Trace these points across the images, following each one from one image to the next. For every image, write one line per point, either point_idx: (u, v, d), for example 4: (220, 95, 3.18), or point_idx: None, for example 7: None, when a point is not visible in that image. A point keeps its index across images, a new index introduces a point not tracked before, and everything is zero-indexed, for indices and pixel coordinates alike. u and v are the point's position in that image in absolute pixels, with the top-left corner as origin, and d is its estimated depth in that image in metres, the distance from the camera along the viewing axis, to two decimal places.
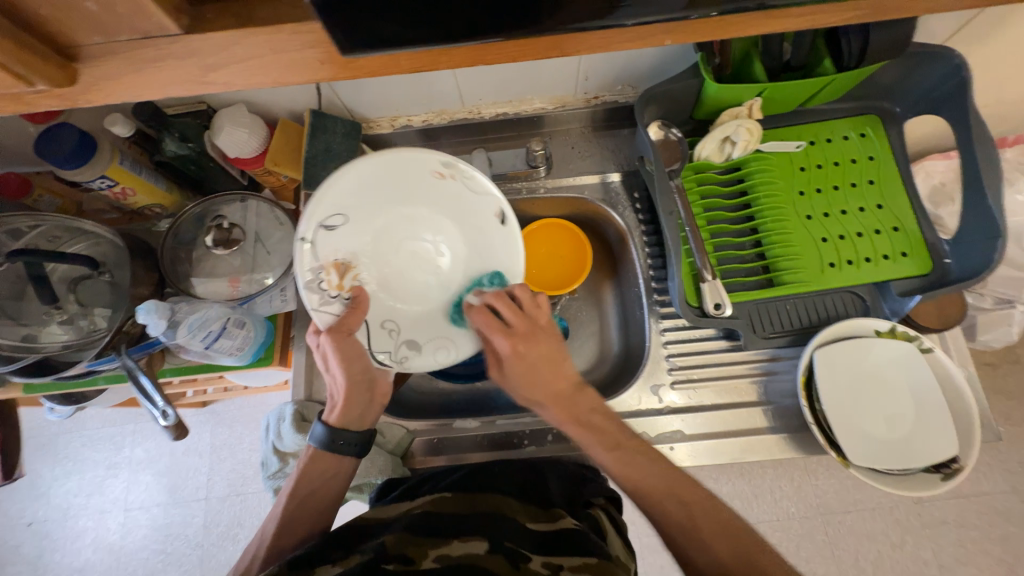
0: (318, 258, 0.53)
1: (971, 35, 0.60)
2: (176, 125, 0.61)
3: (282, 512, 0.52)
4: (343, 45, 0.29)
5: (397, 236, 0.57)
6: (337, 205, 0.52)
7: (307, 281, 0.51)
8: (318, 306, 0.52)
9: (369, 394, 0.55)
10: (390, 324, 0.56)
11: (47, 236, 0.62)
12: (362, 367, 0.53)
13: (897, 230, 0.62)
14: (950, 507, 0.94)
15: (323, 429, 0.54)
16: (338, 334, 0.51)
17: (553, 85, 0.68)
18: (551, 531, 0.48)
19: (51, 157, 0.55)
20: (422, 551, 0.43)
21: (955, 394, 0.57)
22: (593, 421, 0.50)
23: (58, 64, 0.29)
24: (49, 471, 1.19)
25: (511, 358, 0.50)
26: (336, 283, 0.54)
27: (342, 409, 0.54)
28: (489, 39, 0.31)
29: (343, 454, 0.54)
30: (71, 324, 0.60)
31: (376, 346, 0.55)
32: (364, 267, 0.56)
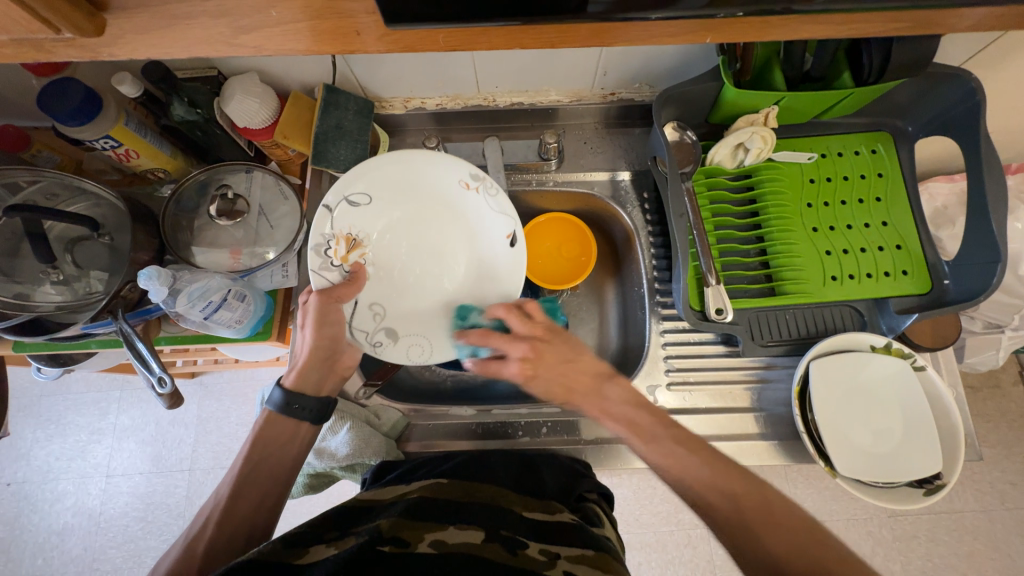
0: (333, 227, 0.57)
1: (989, 60, 0.60)
2: (186, 89, 0.59)
3: (236, 475, 0.52)
4: (385, 12, 0.28)
5: (415, 230, 0.62)
6: (367, 186, 0.58)
7: (315, 243, 0.56)
8: (317, 269, 0.56)
9: (329, 365, 0.56)
10: (377, 308, 0.60)
11: (46, 193, 0.60)
12: (331, 334, 0.54)
13: (900, 249, 0.63)
14: (922, 522, 0.97)
15: (280, 393, 0.54)
16: (326, 298, 0.54)
17: (572, 77, 0.67)
18: (546, 522, 0.49)
19: (56, 112, 0.54)
20: (417, 534, 0.43)
21: (943, 412, 0.58)
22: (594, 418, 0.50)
23: (87, 13, 0.28)
24: (31, 433, 1.18)
25: (529, 383, 0.52)
26: (341, 253, 0.58)
27: (300, 373, 0.54)
28: (527, 22, 0.30)
29: (301, 420, 0.54)
30: (66, 285, 0.58)
31: (357, 323, 0.58)
32: (373, 249, 0.61)
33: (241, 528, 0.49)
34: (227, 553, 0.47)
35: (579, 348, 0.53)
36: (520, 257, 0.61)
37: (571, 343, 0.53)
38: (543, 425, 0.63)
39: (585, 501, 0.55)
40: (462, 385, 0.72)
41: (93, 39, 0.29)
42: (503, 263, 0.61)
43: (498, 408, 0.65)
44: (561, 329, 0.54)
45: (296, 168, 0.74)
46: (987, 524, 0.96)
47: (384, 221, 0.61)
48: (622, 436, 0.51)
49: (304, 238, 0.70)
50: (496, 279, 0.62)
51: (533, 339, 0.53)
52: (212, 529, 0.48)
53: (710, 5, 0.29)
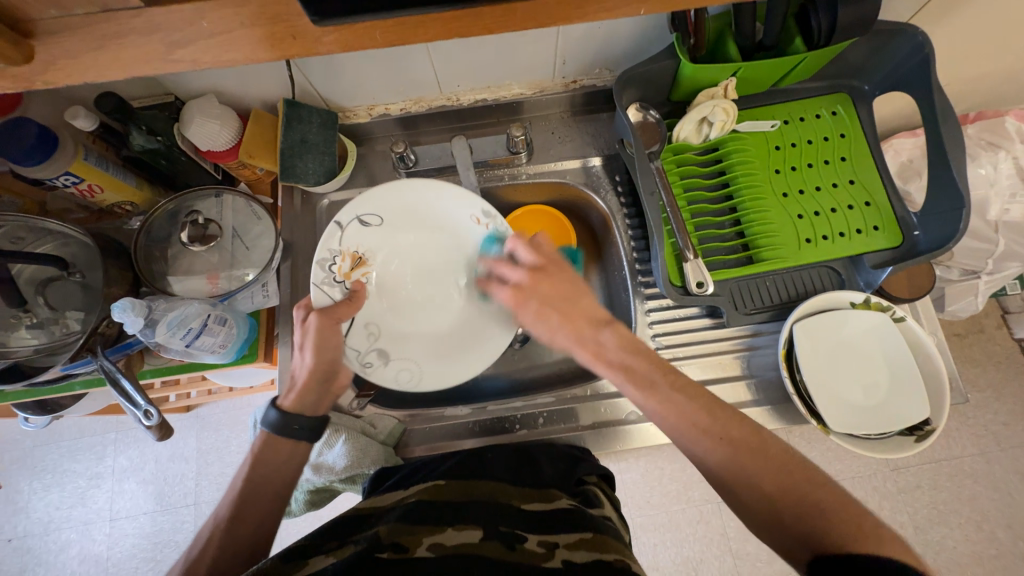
0: (342, 244, 0.58)
1: (934, 13, 0.62)
2: (143, 118, 0.59)
3: (235, 496, 0.50)
4: (316, 14, 0.27)
5: (417, 257, 0.63)
6: (379, 208, 0.60)
7: (321, 257, 0.57)
8: (320, 284, 0.56)
9: (329, 385, 0.53)
10: (373, 328, 0.59)
11: (10, 236, 0.59)
12: (331, 356, 0.53)
13: (869, 205, 0.64)
14: (924, 472, 0.99)
15: (276, 413, 0.51)
16: (327, 318, 0.53)
17: (532, 69, 0.67)
18: (548, 512, 0.49)
19: (11, 153, 0.53)
20: (416, 538, 0.43)
21: (927, 359, 0.59)
22: (620, 360, 0.49)
23: (13, 41, 0.27)
24: (27, 485, 1.16)
25: (518, 308, 0.52)
26: (345, 270, 0.58)
27: (299, 392, 0.52)
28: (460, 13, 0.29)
29: (297, 440, 0.51)
30: (42, 328, 0.57)
31: (352, 343, 0.57)
32: (378, 269, 0.61)
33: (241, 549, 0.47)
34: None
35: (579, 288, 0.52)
36: None
37: (573, 281, 0.52)
38: (540, 416, 0.64)
39: (585, 484, 0.56)
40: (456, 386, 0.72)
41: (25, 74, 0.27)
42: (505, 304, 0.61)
43: (493, 404, 0.65)
44: (566, 265, 0.53)
45: (267, 187, 0.73)
46: (985, 466, 0.98)
47: (392, 241, 0.62)
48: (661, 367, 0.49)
49: (282, 257, 0.69)
50: (496, 318, 0.61)
51: (537, 268, 0.53)
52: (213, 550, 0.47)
53: None
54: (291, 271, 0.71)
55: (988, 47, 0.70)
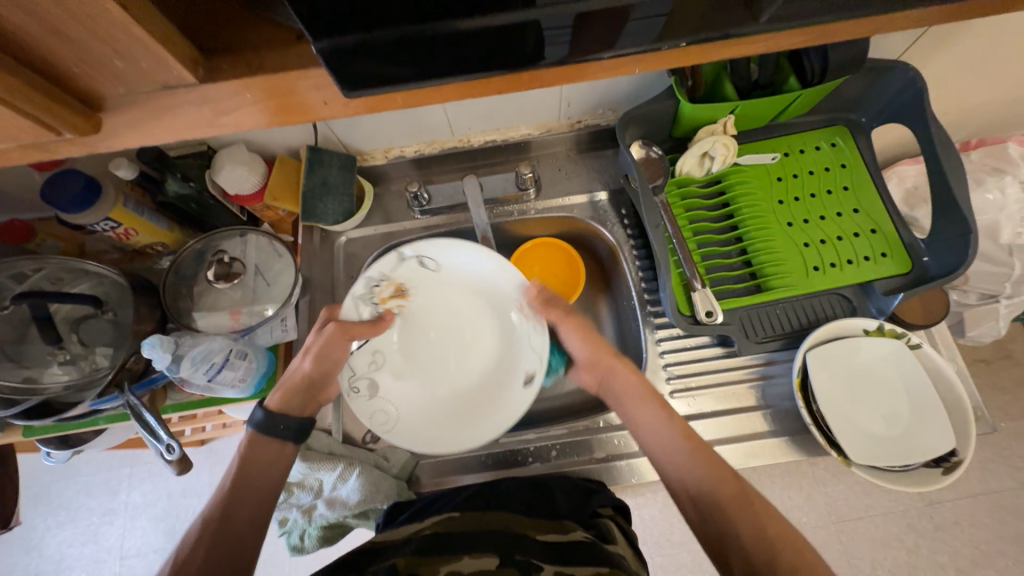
0: (393, 271, 0.65)
1: (925, 49, 0.64)
2: (178, 166, 0.64)
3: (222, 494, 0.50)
4: (346, 82, 0.29)
5: (449, 314, 0.66)
6: (439, 256, 0.66)
7: (371, 275, 0.63)
8: (358, 298, 0.63)
9: (315, 393, 0.58)
10: (377, 356, 0.63)
11: (51, 278, 0.63)
12: (327, 367, 0.57)
13: (875, 233, 0.65)
14: (961, 508, 0.94)
15: (263, 412, 0.54)
16: (342, 330, 0.58)
17: (538, 112, 0.71)
18: (562, 542, 0.48)
19: (58, 202, 0.57)
20: (432, 568, 0.43)
21: (947, 386, 0.58)
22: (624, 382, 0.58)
23: (85, 114, 0.29)
24: (42, 521, 1.16)
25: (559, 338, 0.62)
26: (384, 296, 0.64)
27: (285, 392, 0.55)
28: (474, 76, 0.31)
29: (283, 441, 0.54)
30: (73, 364, 0.60)
31: (354, 362, 0.61)
32: (413, 305, 0.66)
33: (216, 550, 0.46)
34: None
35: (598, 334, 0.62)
36: (526, 395, 0.61)
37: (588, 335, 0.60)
38: (553, 449, 0.64)
39: (598, 518, 0.55)
40: None
41: (87, 139, 0.30)
42: (508, 396, 0.62)
43: (506, 437, 0.65)
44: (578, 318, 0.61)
45: (289, 226, 0.77)
46: None
47: (435, 292, 0.67)
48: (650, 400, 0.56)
49: (301, 292, 0.72)
50: (492, 406, 0.62)
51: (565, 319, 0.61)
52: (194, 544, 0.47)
53: (653, 39, 0.31)
54: (309, 306, 0.73)
55: (983, 78, 0.72)
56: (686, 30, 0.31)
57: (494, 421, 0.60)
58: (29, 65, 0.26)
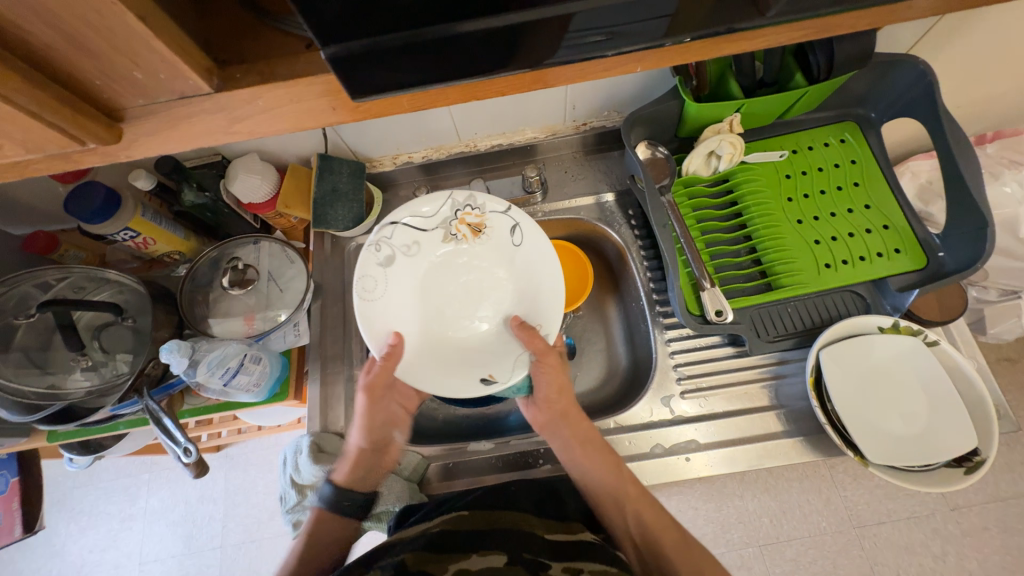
0: (485, 211, 0.60)
1: (937, 41, 0.63)
2: (194, 176, 0.66)
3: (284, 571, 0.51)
4: (354, 88, 0.30)
5: (484, 275, 0.62)
6: (524, 242, 0.60)
7: (469, 194, 0.60)
8: (454, 202, 0.60)
9: (379, 459, 0.58)
10: (413, 249, 0.60)
11: (74, 286, 0.65)
12: (379, 430, 0.58)
13: (887, 229, 0.64)
14: (988, 511, 0.91)
15: (330, 488, 0.56)
16: (372, 394, 0.58)
17: (544, 115, 0.72)
18: (571, 543, 0.49)
19: (81, 213, 0.59)
20: (442, 566, 0.44)
21: (967, 384, 0.57)
22: (584, 432, 0.57)
23: (106, 125, 0.30)
24: (65, 527, 1.19)
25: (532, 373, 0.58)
26: (466, 221, 0.61)
27: (352, 466, 0.57)
28: (477, 79, 0.32)
29: (347, 517, 0.55)
30: (94, 370, 0.62)
31: (398, 229, 0.60)
32: (472, 245, 0.62)
33: None
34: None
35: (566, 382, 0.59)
36: (472, 385, 0.57)
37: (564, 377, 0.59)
38: None
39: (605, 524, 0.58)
40: (479, 421, 0.73)
41: (109, 148, 0.32)
42: (462, 372, 0.58)
43: (516, 439, 0.65)
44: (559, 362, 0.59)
45: (300, 233, 0.78)
46: None
47: (488, 253, 0.62)
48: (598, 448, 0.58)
49: (314, 297, 0.73)
50: (446, 361, 0.59)
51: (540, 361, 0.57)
52: None
53: (658, 36, 0.31)
54: (321, 311, 0.74)
55: (996, 69, 0.71)
56: (691, 25, 0.31)
57: (433, 374, 0.57)
58: (56, 80, 0.27)
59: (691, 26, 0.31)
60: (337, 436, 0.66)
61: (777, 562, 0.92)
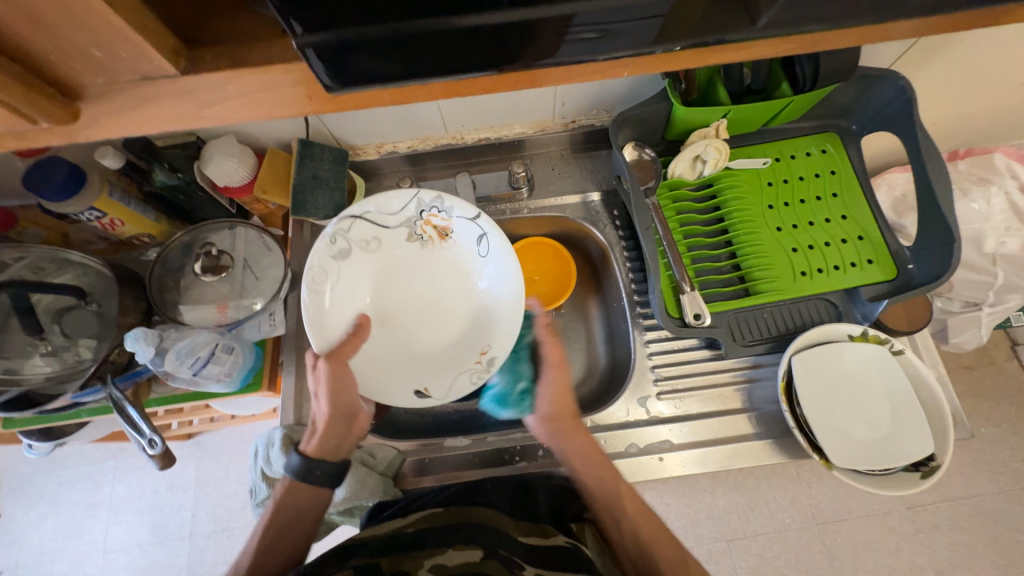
0: (451, 217, 0.61)
1: (918, 59, 0.65)
2: (166, 156, 0.63)
3: (257, 545, 0.53)
4: (328, 76, 0.29)
5: (443, 282, 0.63)
6: (489, 255, 0.61)
7: (436, 196, 0.61)
8: (422, 202, 0.62)
9: (348, 427, 0.57)
10: (372, 243, 0.61)
11: (33, 267, 0.62)
12: (347, 401, 0.56)
13: (862, 239, 0.66)
14: (941, 511, 0.95)
15: (299, 459, 0.55)
16: (335, 362, 0.56)
17: (532, 111, 0.71)
18: (541, 542, 0.49)
19: (41, 190, 0.56)
20: (416, 563, 0.45)
21: (928, 393, 0.59)
22: (586, 445, 0.59)
23: (61, 103, 0.29)
24: (24, 514, 1.15)
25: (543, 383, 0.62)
26: (432, 224, 0.62)
27: (321, 437, 0.56)
28: (461, 76, 0.31)
29: (318, 487, 0.55)
30: (55, 355, 0.59)
31: (356, 223, 0.60)
32: (434, 250, 0.63)
33: None
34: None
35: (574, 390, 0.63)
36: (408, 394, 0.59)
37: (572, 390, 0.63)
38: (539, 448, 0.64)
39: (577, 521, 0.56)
40: (456, 416, 0.72)
41: (66, 128, 0.30)
42: (402, 376, 0.60)
43: (493, 435, 0.66)
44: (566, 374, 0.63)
45: (279, 219, 0.76)
46: (1004, 504, 0.95)
47: (450, 259, 0.63)
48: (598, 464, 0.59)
49: (290, 287, 0.71)
50: (390, 361, 0.60)
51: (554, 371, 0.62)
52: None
53: (647, 43, 0.31)
54: (298, 301, 0.72)
55: (971, 89, 0.73)
56: (680, 34, 0.31)
57: (374, 375, 0.59)
58: (5, 53, 0.26)
59: (680, 35, 0.31)
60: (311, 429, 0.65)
61: (743, 556, 0.95)
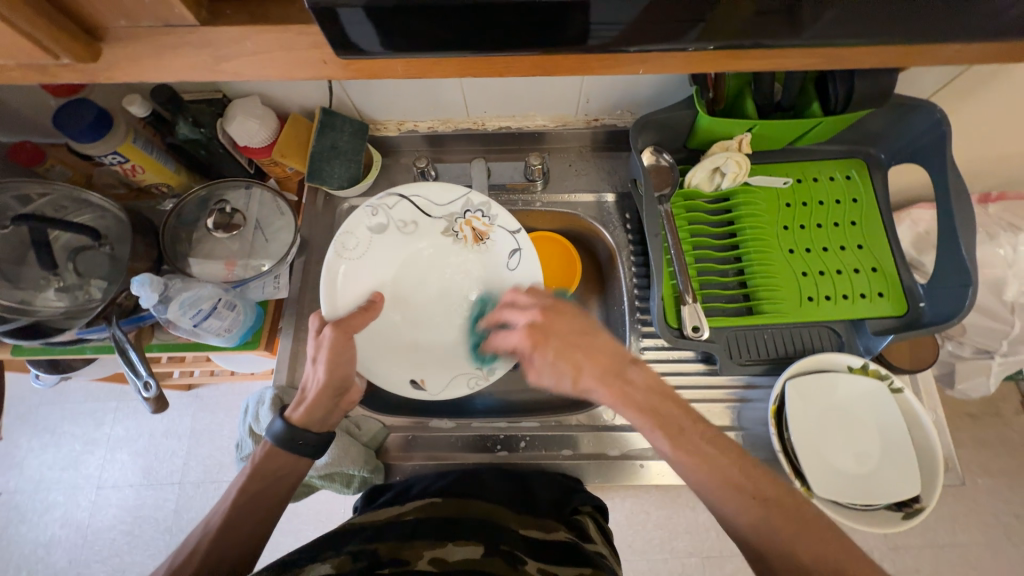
0: (493, 224, 0.63)
1: (956, 91, 0.63)
2: (190, 111, 0.64)
3: (229, 505, 0.51)
4: (337, 41, 0.29)
5: (466, 285, 0.65)
6: (519, 273, 0.63)
7: (485, 201, 0.63)
8: (471, 201, 0.63)
9: (337, 399, 0.56)
10: (409, 227, 0.63)
11: (55, 204, 0.64)
12: (343, 373, 0.54)
13: (875, 271, 0.64)
14: (924, 556, 0.94)
15: (283, 425, 0.54)
16: (342, 331, 0.54)
17: (556, 104, 0.71)
18: (545, 540, 0.50)
19: (69, 129, 0.58)
20: (416, 553, 0.45)
21: (922, 434, 0.58)
22: (648, 400, 0.49)
23: (84, 42, 0.30)
24: (27, 442, 1.19)
25: (534, 349, 0.53)
26: (475, 226, 0.64)
27: (308, 406, 0.54)
28: (473, 56, 0.32)
29: (299, 455, 0.54)
30: (67, 292, 0.61)
31: (400, 202, 0.63)
32: (468, 252, 0.65)
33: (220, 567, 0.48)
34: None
35: (594, 326, 0.54)
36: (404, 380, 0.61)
37: (580, 318, 0.54)
38: (522, 440, 0.65)
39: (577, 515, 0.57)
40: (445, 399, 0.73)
41: (87, 67, 0.31)
42: (400, 361, 0.62)
43: (478, 422, 0.66)
44: (566, 305, 0.55)
45: (294, 184, 0.77)
46: (991, 557, 0.93)
47: (478, 263, 0.65)
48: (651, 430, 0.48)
49: (297, 252, 0.72)
50: (394, 342, 0.62)
51: (545, 308, 0.54)
52: (207, 543, 0.49)
53: (687, 39, 0.31)
54: (303, 267, 0.74)
55: (1009, 129, 0.71)
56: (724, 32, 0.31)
57: (372, 351, 0.60)
58: None
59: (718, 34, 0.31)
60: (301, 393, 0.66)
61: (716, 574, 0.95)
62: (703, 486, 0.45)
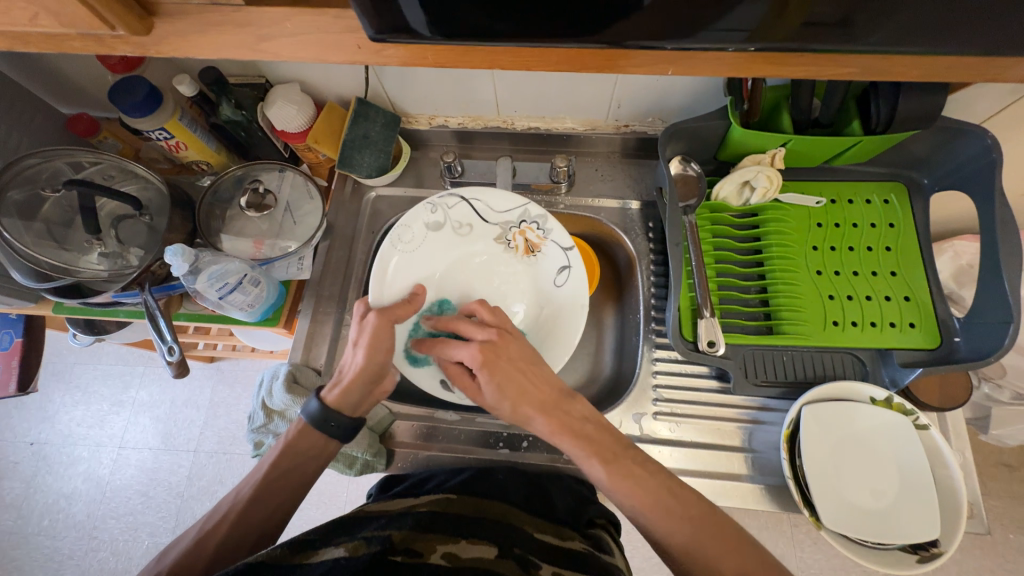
0: (544, 236, 0.64)
1: (1010, 117, 0.60)
2: (235, 94, 0.67)
3: (258, 479, 0.52)
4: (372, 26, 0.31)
5: (511, 295, 0.66)
6: (562, 288, 0.64)
7: (542, 212, 0.64)
8: (528, 211, 0.64)
9: (371, 388, 0.55)
10: (463, 230, 0.65)
11: (104, 173, 0.68)
12: (383, 360, 0.54)
13: (908, 300, 0.61)
14: None
15: (318, 405, 0.53)
16: (385, 318, 0.55)
17: (586, 108, 0.71)
18: (559, 547, 0.50)
19: (123, 103, 0.61)
20: (431, 546, 0.46)
21: (947, 477, 0.55)
22: (587, 430, 0.49)
23: (138, 15, 0.32)
24: (60, 397, 1.26)
25: (484, 368, 0.50)
26: (527, 238, 0.65)
27: (344, 389, 0.53)
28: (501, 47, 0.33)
29: (330, 438, 0.54)
30: (108, 257, 0.64)
31: (459, 204, 0.65)
32: (518, 261, 0.66)
33: (250, 535, 0.49)
34: (228, 557, 0.48)
35: (540, 355, 0.53)
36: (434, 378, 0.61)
37: (525, 345, 0.54)
38: (524, 440, 0.64)
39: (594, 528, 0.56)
40: None
41: (139, 40, 0.33)
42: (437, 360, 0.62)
43: (483, 417, 0.66)
44: (517, 332, 0.55)
45: (326, 171, 0.79)
46: None
47: (528, 274, 0.66)
48: (582, 457, 0.48)
49: (323, 236, 0.74)
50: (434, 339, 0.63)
51: (499, 329, 0.54)
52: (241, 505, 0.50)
53: (740, 41, 0.31)
54: (327, 251, 0.75)
55: None
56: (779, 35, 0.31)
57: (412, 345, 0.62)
58: None
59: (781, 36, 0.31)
60: (314, 372, 0.68)
61: None
62: (636, 510, 0.46)
